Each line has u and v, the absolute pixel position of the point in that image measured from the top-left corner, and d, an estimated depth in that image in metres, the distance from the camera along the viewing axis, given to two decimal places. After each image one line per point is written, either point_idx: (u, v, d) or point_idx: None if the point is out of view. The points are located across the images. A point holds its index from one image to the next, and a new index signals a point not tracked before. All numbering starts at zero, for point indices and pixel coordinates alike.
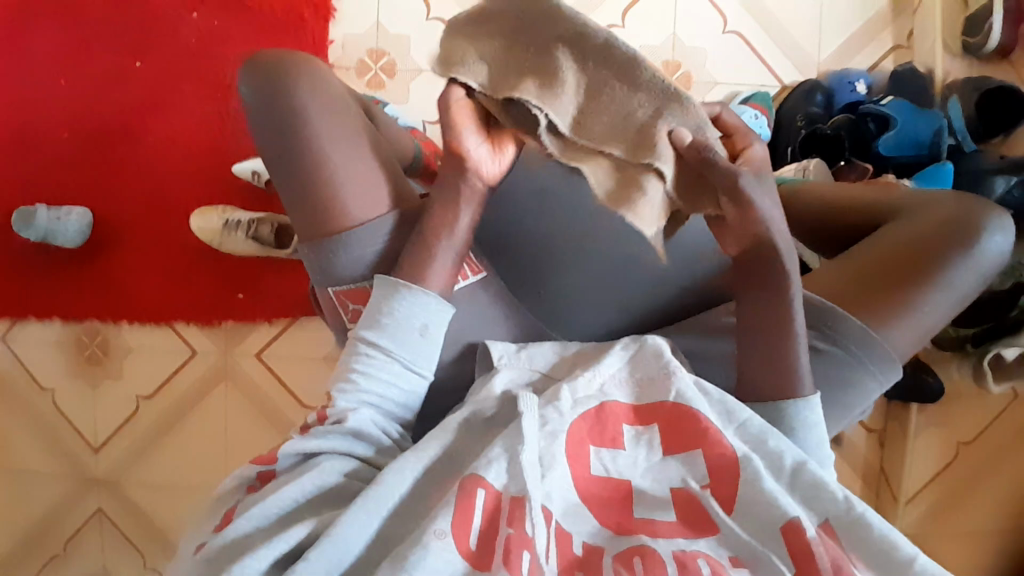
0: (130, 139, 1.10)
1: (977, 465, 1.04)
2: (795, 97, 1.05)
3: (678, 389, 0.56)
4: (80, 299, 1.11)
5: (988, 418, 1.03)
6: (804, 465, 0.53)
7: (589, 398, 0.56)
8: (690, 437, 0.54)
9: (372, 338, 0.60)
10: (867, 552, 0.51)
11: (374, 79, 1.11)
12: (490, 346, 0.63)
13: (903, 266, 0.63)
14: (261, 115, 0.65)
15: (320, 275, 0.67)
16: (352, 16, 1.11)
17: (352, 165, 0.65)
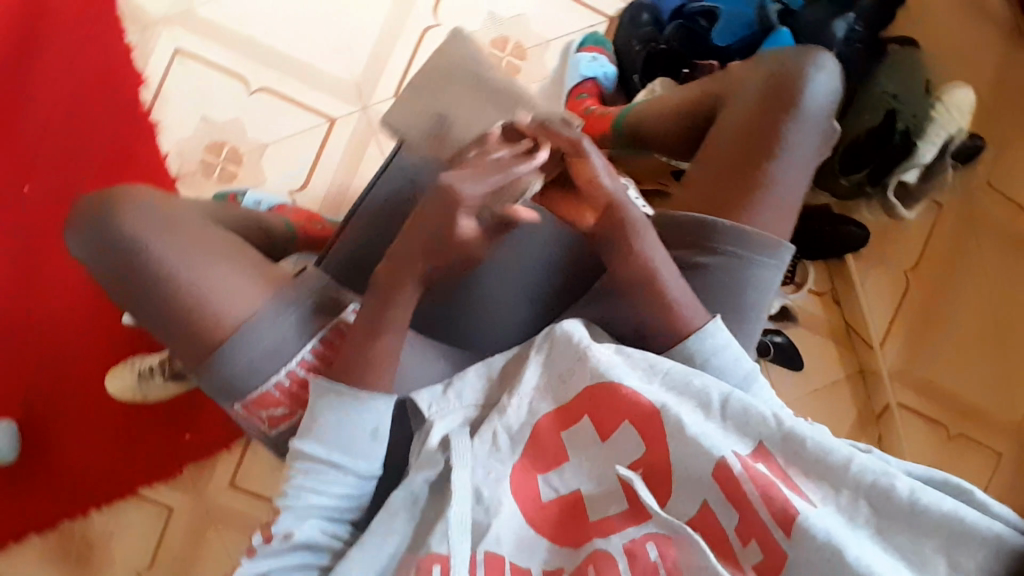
0: (10, 335, 1.03)
1: (935, 279, 1.10)
2: (625, 28, 1.07)
3: (594, 369, 0.58)
4: (29, 513, 1.03)
5: (926, 233, 1.09)
6: (731, 396, 0.55)
7: (521, 419, 0.59)
8: (618, 414, 0.56)
9: (318, 452, 0.58)
10: (804, 462, 0.50)
11: (224, 173, 1.05)
12: (416, 398, 0.62)
13: (745, 152, 0.66)
14: (117, 266, 0.66)
15: (223, 392, 0.65)
16: (176, 120, 1.05)
17: (214, 281, 0.65)
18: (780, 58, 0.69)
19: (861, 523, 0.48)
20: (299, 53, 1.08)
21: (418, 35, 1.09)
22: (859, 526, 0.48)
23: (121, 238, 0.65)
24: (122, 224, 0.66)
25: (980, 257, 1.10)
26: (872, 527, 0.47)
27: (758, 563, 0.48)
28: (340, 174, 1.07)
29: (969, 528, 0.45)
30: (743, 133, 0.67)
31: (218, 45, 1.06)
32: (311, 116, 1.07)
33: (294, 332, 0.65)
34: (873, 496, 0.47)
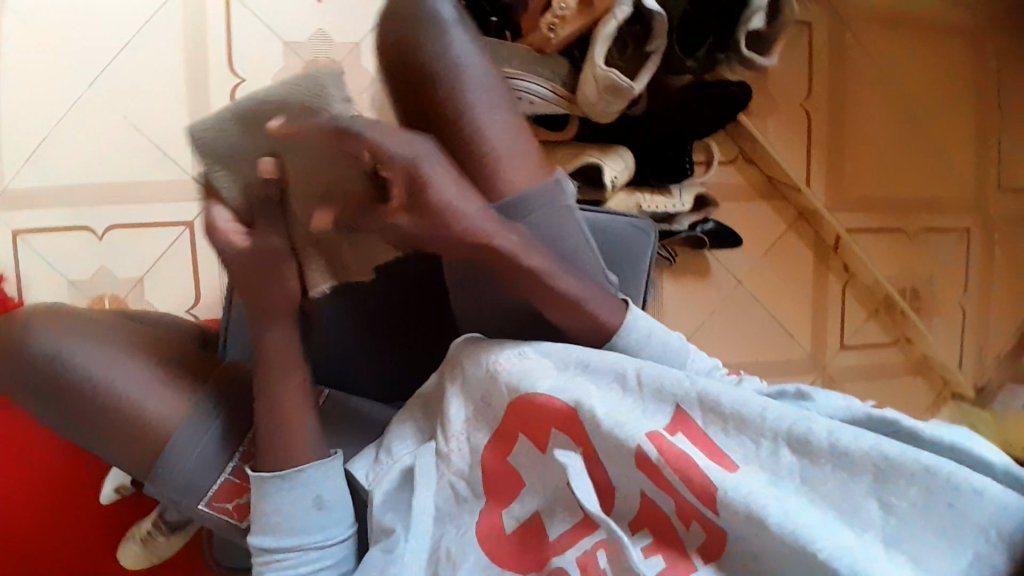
0: None
1: (831, 100, 1.07)
2: None
3: (508, 383, 0.54)
4: None
5: (806, 58, 1.06)
6: (644, 368, 0.52)
7: (467, 459, 0.55)
8: (547, 423, 0.52)
9: (267, 545, 0.51)
10: (722, 416, 0.48)
11: None
12: (353, 471, 0.57)
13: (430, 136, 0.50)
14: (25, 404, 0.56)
15: (178, 499, 0.54)
16: (48, 297, 1.01)
17: (140, 379, 0.54)
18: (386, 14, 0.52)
19: (787, 473, 0.46)
20: (127, 176, 1.02)
21: (229, 97, 1.02)
22: (784, 478, 0.46)
23: (30, 359, 0.54)
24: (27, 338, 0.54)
25: (860, 60, 1.08)
26: (799, 474, 0.45)
27: (702, 544, 0.46)
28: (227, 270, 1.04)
29: (893, 463, 0.43)
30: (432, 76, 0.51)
31: (50, 207, 1.01)
32: (172, 227, 1.03)
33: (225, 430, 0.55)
34: (794, 442, 0.46)
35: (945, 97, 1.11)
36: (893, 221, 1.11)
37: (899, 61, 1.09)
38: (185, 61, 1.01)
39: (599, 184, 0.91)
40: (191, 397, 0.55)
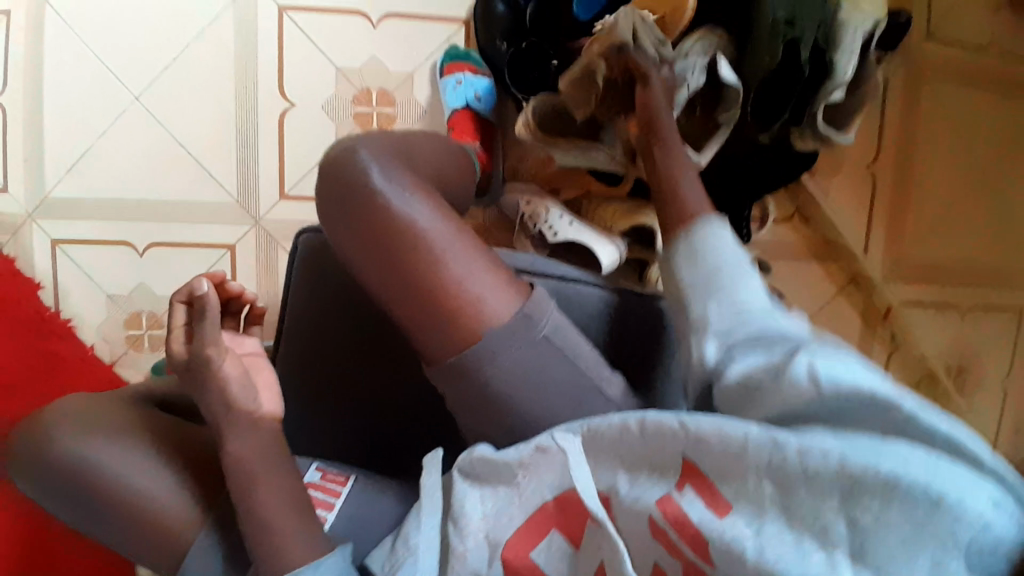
0: None
1: (898, 161, 1.02)
2: (480, 24, 0.97)
3: (523, 469, 0.54)
4: None
5: (878, 116, 1.01)
6: (644, 419, 0.50)
7: (485, 556, 0.53)
8: (572, 511, 0.52)
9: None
10: (713, 461, 0.45)
11: (153, 341, 1.02)
12: (368, 566, 0.56)
13: (403, 276, 0.54)
14: (56, 501, 0.58)
15: None
16: (88, 310, 1.01)
17: (148, 481, 0.56)
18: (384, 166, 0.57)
19: (769, 508, 0.42)
20: (171, 192, 1.00)
21: (277, 122, 1.00)
22: (767, 514, 0.42)
23: (52, 467, 0.57)
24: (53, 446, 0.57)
25: (933, 120, 1.02)
26: (778, 505, 0.41)
27: None
28: (264, 296, 1.03)
29: (857, 477, 0.38)
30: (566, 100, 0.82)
31: (91, 218, 1.00)
32: (212, 250, 1.01)
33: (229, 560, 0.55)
34: (778, 477, 0.42)
35: (1021, 160, 1.05)
36: (945, 292, 1.07)
37: (976, 122, 1.02)
38: (235, 79, 0.99)
39: (651, 246, 0.92)
40: (202, 517, 0.56)
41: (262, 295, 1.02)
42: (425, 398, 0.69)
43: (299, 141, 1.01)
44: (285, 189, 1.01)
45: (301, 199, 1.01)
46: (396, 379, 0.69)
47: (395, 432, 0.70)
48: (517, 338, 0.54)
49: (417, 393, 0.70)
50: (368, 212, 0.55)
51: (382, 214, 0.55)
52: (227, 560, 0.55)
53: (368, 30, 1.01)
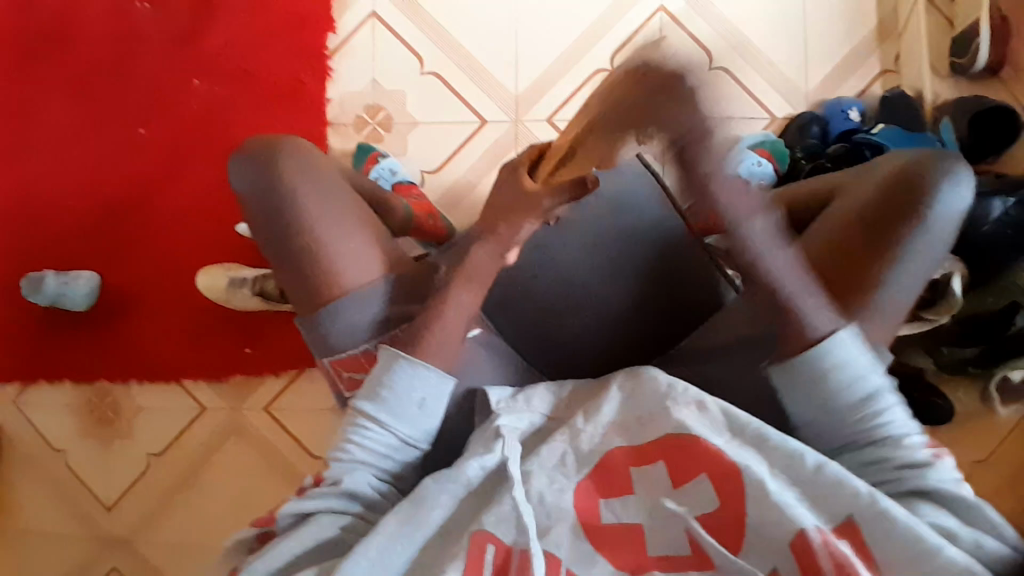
0: (138, 209, 1.13)
1: (1010, 477, 1.00)
2: (791, 132, 1.11)
3: (678, 420, 0.62)
4: (84, 360, 1.10)
5: (1014, 423, 1.01)
6: (826, 466, 0.58)
7: (591, 443, 0.64)
8: (695, 464, 0.60)
9: (368, 410, 0.66)
10: (884, 547, 0.54)
11: (372, 133, 1.15)
12: (489, 393, 0.71)
13: (856, 238, 0.67)
14: (258, 201, 0.72)
15: (315, 347, 0.73)
16: (350, 76, 1.17)
17: (345, 237, 0.71)
18: (933, 161, 0.67)
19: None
20: (474, 49, 1.17)
21: (588, 75, 1.16)
22: None
23: (276, 184, 0.71)
24: (282, 171, 0.72)
25: None
26: None
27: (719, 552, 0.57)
28: (473, 171, 1.15)
29: None
30: (842, 231, 0.68)
31: (411, 23, 1.18)
32: (468, 113, 1.16)
33: (383, 314, 0.71)
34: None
35: None
36: None
37: None
38: (589, 23, 1.17)
39: None
40: (370, 279, 0.71)
41: (473, 169, 1.15)
42: (623, 333, 0.82)
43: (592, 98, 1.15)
44: (554, 117, 1.15)
45: (559, 130, 1.15)
46: (617, 312, 0.82)
47: (578, 344, 0.82)
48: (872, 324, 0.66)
49: (621, 330, 0.82)
50: (920, 190, 0.66)
51: (931, 196, 0.65)
52: (378, 304, 0.71)
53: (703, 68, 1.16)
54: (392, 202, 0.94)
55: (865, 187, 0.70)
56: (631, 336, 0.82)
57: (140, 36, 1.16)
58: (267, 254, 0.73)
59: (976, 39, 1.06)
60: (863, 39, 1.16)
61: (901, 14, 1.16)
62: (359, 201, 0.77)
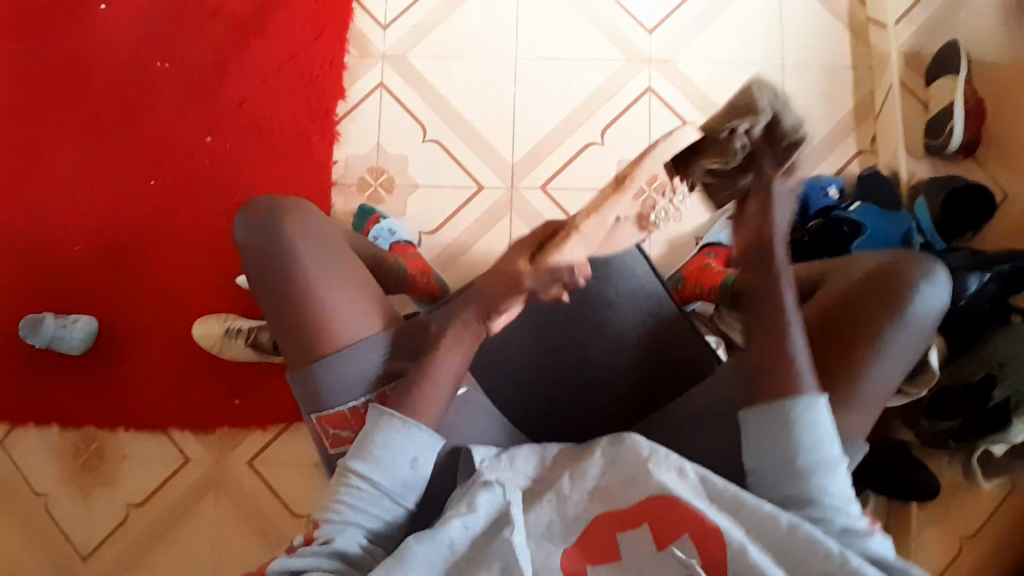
0: (143, 259, 1.16)
1: (998, 555, 0.99)
2: None
3: (660, 482, 0.62)
4: (74, 405, 1.11)
5: (1002, 498, 1.01)
6: (799, 524, 0.59)
7: (576, 511, 0.64)
8: (675, 528, 0.60)
9: (361, 470, 0.67)
10: None
11: (373, 194, 1.20)
12: (472, 450, 0.71)
13: (835, 329, 0.70)
14: (259, 253, 0.75)
15: (306, 402, 0.75)
16: (356, 140, 1.23)
17: (340, 293, 0.74)
18: (908, 258, 0.71)
19: None
20: (475, 119, 1.24)
21: (580, 147, 1.22)
22: None
23: (277, 245, 0.74)
24: (284, 231, 0.75)
25: None
26: None
27: None
28: (468, 233, 1.19)
29: None
30: (822, 326, 0.71)
31: (416, 94, 1.25)
32: (466, 178, 1.21)
33: (379, 369, 0.74)
34: None
35: None
36: None
37: None
38: (584, 100, 1.24)
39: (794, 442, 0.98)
40: (365, 334, 0.74)
41: (469, 231, 1.19)
42: (605, 392, 0.82)
43: (584, 168, 1.21)
44: (548, 185, 1.21)
45: (552, 197, 1.20)
46: (598, 374, 0.83)
47: (558, 403, 0.83)
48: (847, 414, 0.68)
49: (600, 389, 0.83)
50: (896, 286, 0.69)
51: (908, 293, 0.68)
52: (373, 360, 0.74)
53: None
54: (388, 257, 0.97)
55: (844, 281, 0.73)
56: (611, 398, 0.82)
57: (161, 96, 1.23)
58: (264, 307, 0.76)
59: (950, 121, 1.12)
60: (840, 121, 1.23)
61: (876, 100, 1.23)
62: (358, 259, 0.80)
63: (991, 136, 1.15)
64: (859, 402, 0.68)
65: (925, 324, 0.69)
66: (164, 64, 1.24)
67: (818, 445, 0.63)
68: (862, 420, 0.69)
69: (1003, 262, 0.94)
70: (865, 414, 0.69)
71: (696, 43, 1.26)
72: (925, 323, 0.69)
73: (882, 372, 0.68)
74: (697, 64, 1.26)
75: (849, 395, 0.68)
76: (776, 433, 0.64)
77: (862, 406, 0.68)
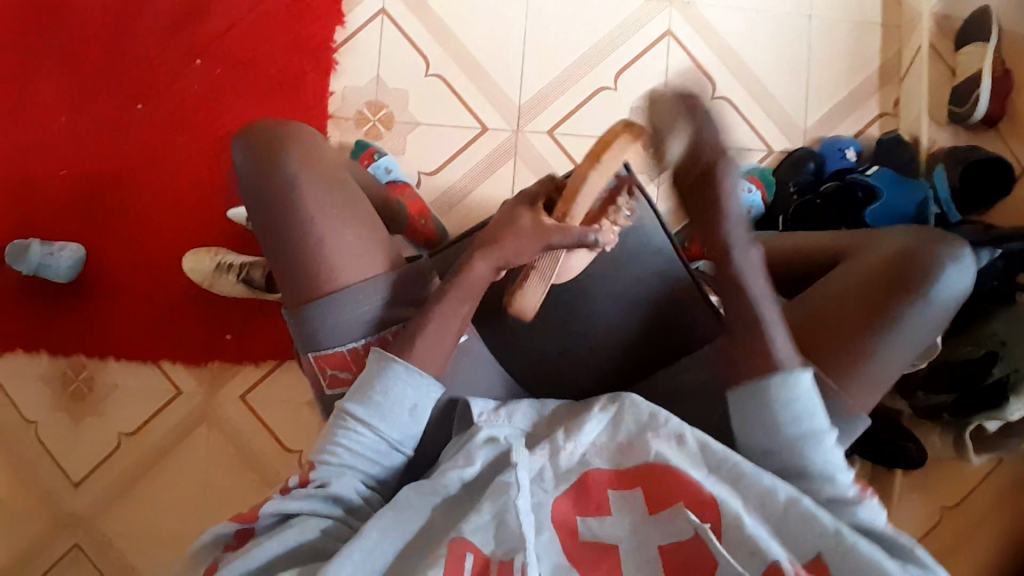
0: (132, 186, 1.12)
1: (973, 525, 1.02)
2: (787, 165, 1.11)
3: (657, 450, 0.62)
4: (62, 333, 1.09)
5: (985, 471, 1.02)
6: (796, 500, 0.59)
7: (571, 465, 0.64)
8: (673, 493, 0.59)
9: (359, 415, 0.66)
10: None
11: (372, 130, 1.15)
12: (470, 402, 0.70)
13: (857, 309, 0.68)
14: (258, 183, 0.72)
15: (303, 340, 0.73)
16: (356, 73, 1.17)
17: (343, 231, 0.72)
18: (934, 243, 0.69)
19: None
20: (481, 55, 1.17)
21: (590, 93, 1.16)
22: None
23: (278, 175, 0.71)
24: (287, 166, 0.71)
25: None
26: None
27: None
28: (469, 177, 1.15)
29: None
30: (839, 298, 0.69)
31: (421, 24, 1.18)
32: (469, 119, 1.16)
33: (381, 313, 0.72)
34: None
35: None
36: None
37: None
38: (597, 42, 1.17)
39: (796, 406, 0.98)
40: (369, 276, 0.72)
41: (471, 174, 1.15)
42: (602, 350, 0.81)
43: (592, 115, 1.16)
44: (554, 130, 1.16)
45: (558, 143, 1.16)
46: (596, 331, 0.81)
47: (555, 358, 0.81)
48: (856, 395, 0.68)
49: (598, 347, 0.81)
50: (923, 272, 0.67)
51: (933, 279, 0.67)
52: (373, 303, 0.72)
53: (705, 95, 1.17)
54: (388, 199, 0.94)
55: (868, 259, 0.71)
56: (609, 357, 0.81)
57: (149, 12, 1.15)
58: (261, 239, 0.74)
59: (977, 88, 1.07)
60: (864, 81, 1.18)
61: (903, 59, 1.18)
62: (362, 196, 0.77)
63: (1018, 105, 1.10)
64: (868, 384, 0.68)
65: (944, 311, 0.68)
66: None
67: (801, 418, 0.62)
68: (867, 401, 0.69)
69: (1016, 239, 0.91)
70: (871, 396, 0.69)
71: None
72: (943, 311, 0.68)
73: (895, 357, 0.67)
74: (719, 10, 1.18)
75: (861, 376, 0.67)
76: (758, 407, 0.64)
77: (870, 388, 0.68)
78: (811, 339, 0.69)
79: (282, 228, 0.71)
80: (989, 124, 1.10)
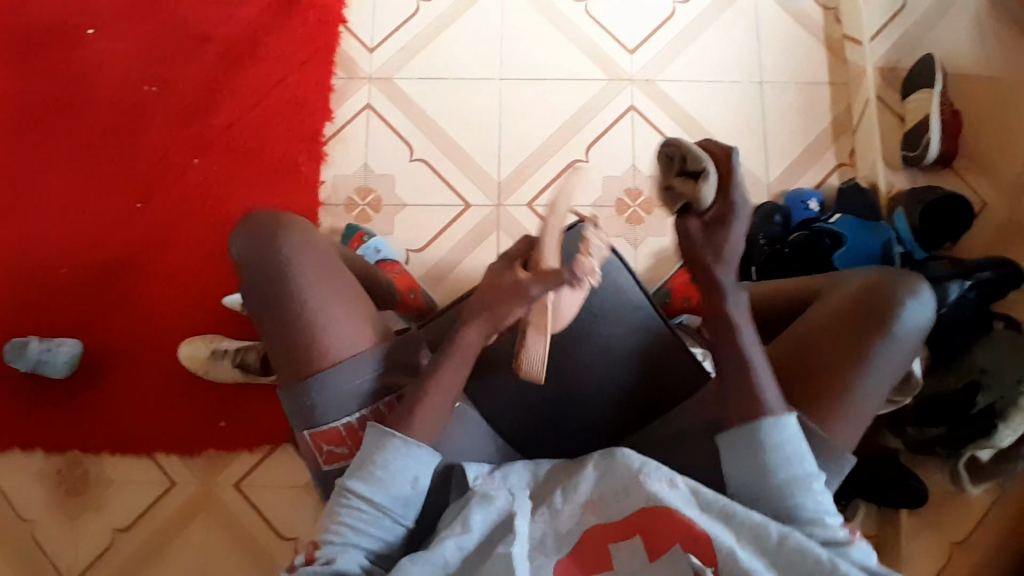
0: (129, 280, 1.16)
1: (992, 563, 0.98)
2: (754, 220, 1.17)
3: (652, 493, 0.62)
4: (59, 430, 1.09)
5: (992, 504, 1.01)
6: (789, 535, 0.60)
7: (569, 525, 0.63)
8: (669, 536, 0.60)
9: (361, 490, 0.67)
10: None
11: (361, 214, 1.21)
12: (465, 469, 0.70)
13: (826, 347, 0.71)
14: (254, 269, 0.76)
15: (299, 418, 0.74)
16: (343, 161, 1.24)
17: (334, 309, 0.75)
18: (890, 278, 0.73)
19: None
20: (461, 139, 1.25)
21: (565, 165, 1.24)
22: None
23: (272, 259, 0.75)
24: (284, 250, 0.75)
25: None
26: None
27: None
28: (456, 250, 1.20)
29: None
30: (810, 338, 0.72)
31: (403, 115, 1.26)
32: (453, 197, 1.22)
33: (376, 383, 0.74)
34: None
35: None
36: None
37: None
38: (569, 118, 1.26)
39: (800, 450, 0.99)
40: (361, 349, 0.74)
41: (457, 248, 1.20)
42: (587, 402, 0.82)
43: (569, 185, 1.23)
44: (534, 202, 1.22)
45: (539, 213, 1.21)
46: (581, 386, 0.83)
47: (545, 417, 0.82)
48: (838, 433, 0.69)
49: (585, 403, 0.83)
50: (884, 307, 0.70)
51: (894, 313, 0.70)
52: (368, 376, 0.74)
53: None
54: (379, 275, 0.98)
55: (832, 299, 0.75)
56: (596, 412, 0.82)
57: (148, 119, 1.24)
58: (257, 322, 0.77)
59: (926, 133, 1.14)
60: (819, 136, 1.26)
61: (855, 113, 1.26)
62: (353, 275, 0.81)
63: (967, 147, 1.17)
64: (849, 420, 0.69)
65: (911, 343, 0.71)
66: (151, 88, 1.25)
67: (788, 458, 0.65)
68: (850, 438, 0.70)
69: (984, 271, 0.96)
70: (857, 433, 0.70)
71: (676, 63, 1.29)
72: (910, 342, 0.71)
73: (870, 391, 0.69)
74: (678, 83, 1.28)
75: (840, 413, 0.69)
76: (749, 451, 0.66)
77: (851, 424, 0.69)
78: (787, 382, 0.71)
79: (276, 310, 0.74)
80: (943, 166, 1.16)
